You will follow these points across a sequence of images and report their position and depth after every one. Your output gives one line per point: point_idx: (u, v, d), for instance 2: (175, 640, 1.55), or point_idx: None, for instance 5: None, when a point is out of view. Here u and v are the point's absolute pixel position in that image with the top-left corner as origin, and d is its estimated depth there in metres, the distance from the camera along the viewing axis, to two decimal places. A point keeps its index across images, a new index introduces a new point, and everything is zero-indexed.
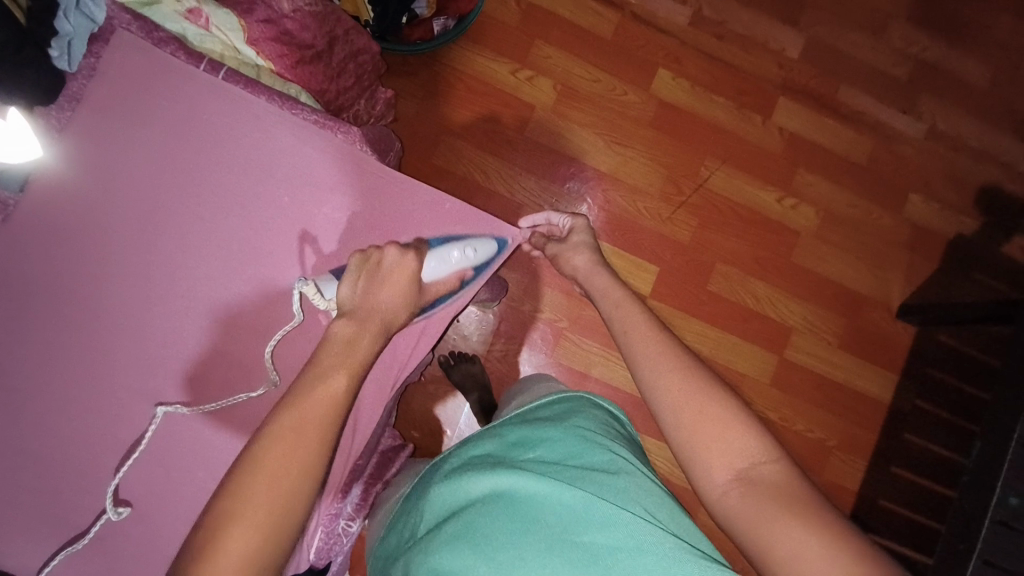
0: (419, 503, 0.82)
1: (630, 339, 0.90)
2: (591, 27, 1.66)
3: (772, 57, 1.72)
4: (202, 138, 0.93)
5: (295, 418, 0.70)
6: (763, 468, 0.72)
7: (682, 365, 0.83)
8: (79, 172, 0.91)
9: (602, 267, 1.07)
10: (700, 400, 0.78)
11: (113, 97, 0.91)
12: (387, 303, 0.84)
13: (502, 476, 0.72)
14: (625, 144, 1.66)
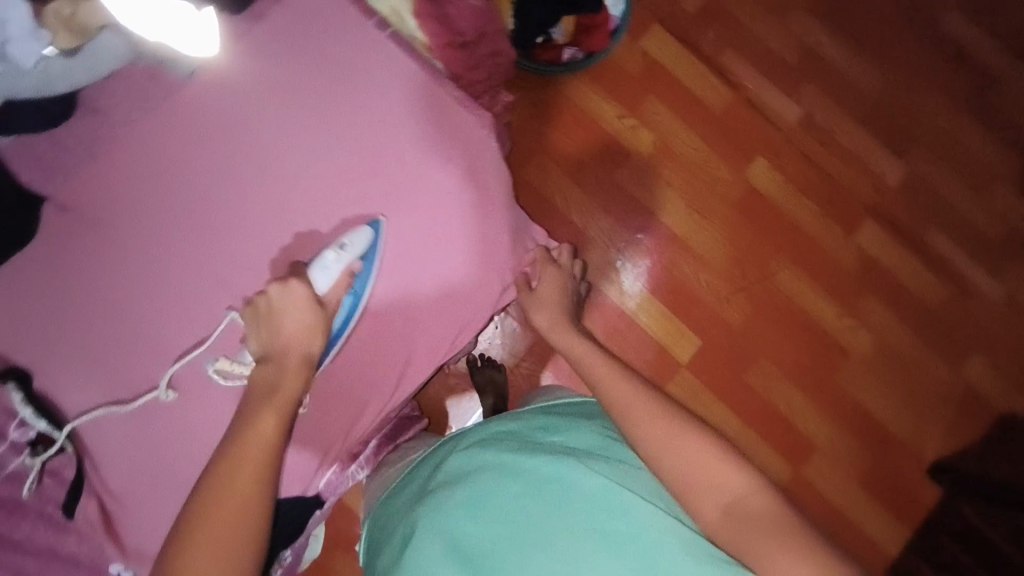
0: (435, 463, 0.95)
1: (609, 392, 0.89)
2: (705, 99, 1.71)
3: (870, 179, 1.73)
4: (352, 80, 0.99)
5: (235, 465, 0.79)
6: (748, 498, 0.74)
7: (663, 411, 0.83)
8: (240, 78, 0.98)
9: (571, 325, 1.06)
10: (689, 443, 0.79)
11: (291, 25, 1.00)
12: (299, 340, 0.89)
13: (522, 457, 0.86)
14: (704, 215, 1.68)
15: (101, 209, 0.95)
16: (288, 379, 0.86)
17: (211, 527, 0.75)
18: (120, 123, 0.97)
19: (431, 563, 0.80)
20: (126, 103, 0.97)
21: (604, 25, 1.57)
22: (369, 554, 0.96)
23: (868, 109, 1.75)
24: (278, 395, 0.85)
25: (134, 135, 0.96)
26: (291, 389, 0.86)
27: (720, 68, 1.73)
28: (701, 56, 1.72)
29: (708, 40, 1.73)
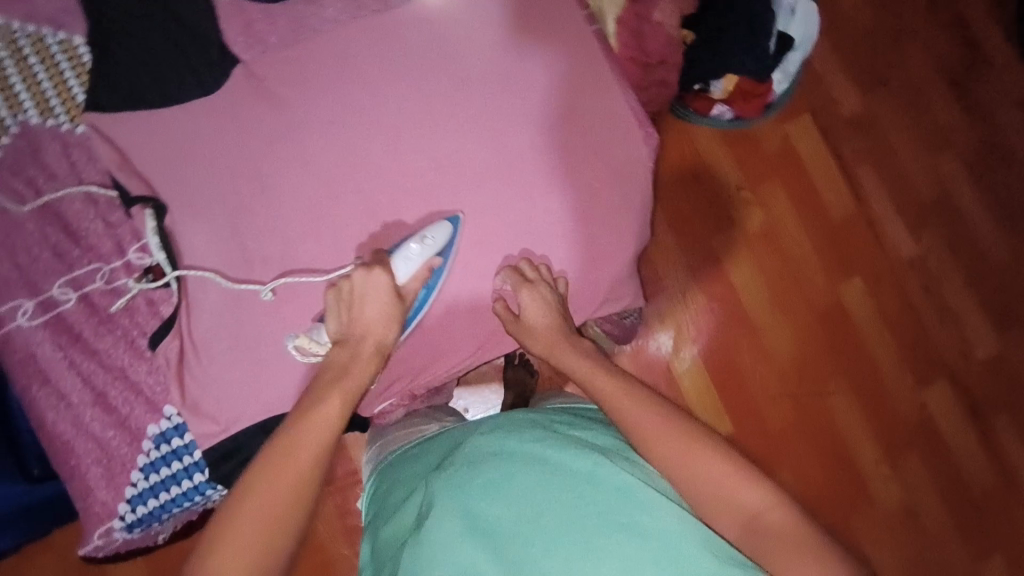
0: (450, 438, 0.82)
1: (593, 386, 0.77)
2: (828, 203, 1.65)
3: (959, 342, 1.66)
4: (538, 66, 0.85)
5: (302, 444, 0.64)
6: (767, 514, 0.66)
7: (652, 407, 0.74)
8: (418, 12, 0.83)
9: (563, 330, 0.81)
10: (687, 454, 0.69)
11: None
12: (375, 326, 0.72)
13: (544, 443, 0.73)
14: (782, 311, 1.62)
15: None
16: (356, 383, 0.69)
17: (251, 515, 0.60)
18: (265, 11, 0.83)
19: (452, 538, 0.66)
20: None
21: (765, 96, 1.52)
22: (366, 529, 0.82)
23: (985, 275, 1.67)
24: (347, 393, 0.69)
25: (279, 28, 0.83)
26: (358, 382, 0.69)
27: (853, 179, 1.66)
28: (839, 160, 1.65)
29: (852, 148, 1.66)
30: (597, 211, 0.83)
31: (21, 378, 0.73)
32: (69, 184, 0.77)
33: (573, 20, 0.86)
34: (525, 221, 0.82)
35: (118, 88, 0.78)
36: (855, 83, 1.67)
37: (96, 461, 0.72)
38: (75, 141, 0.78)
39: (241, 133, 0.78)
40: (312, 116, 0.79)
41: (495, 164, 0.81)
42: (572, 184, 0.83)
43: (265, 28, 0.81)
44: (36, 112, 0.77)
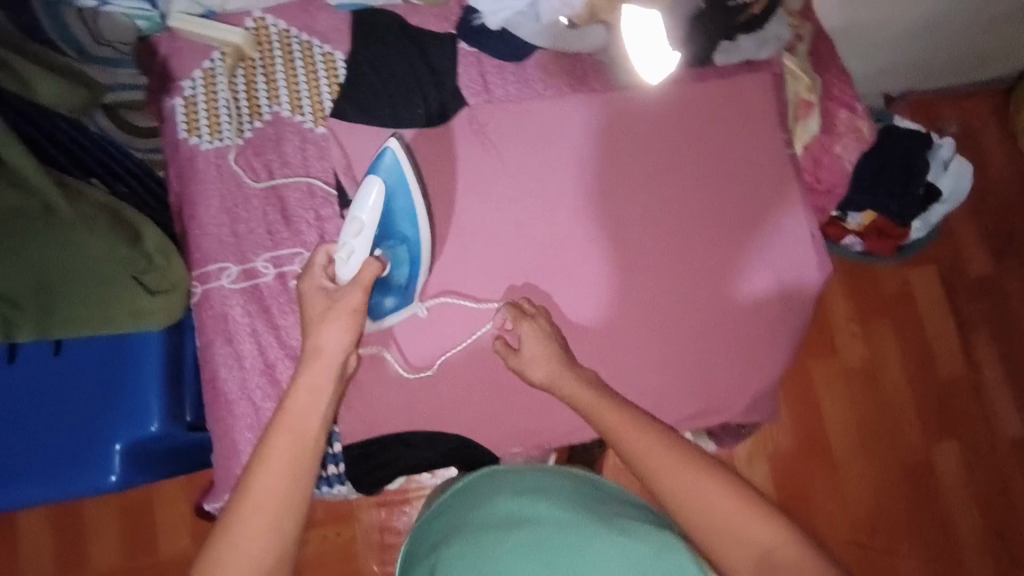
0: (466, 488, 0.70)
1: (607, 425, 0.68)
2: (938, 356, 1.54)
3: None
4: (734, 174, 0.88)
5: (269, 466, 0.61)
6: (781, 549, 0.57)
7: (664, 437, 0.65)
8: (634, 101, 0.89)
9: (565, 361, 0.74)
10: (692, 481, 0.61)
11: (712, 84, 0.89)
12: (332, 336, 0.66)
13: (573, 521, 0.60)
14: (867, 455, 1.49)
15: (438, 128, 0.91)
16: (319, 383, 0.65)
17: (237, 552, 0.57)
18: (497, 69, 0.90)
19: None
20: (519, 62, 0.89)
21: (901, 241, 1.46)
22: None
23: None
24: (310, 411, 0.64)
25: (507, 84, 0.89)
26: (324, 372, 0.65)
27: (968, 339, 1.57)
28: (958, 317, 1.56)
29: (974, 308, 1.57)
30: (750, 327, 0.85)
31: (208, 333, 0.81)
32: (296, 175, 0.86)
33: (774, 142, 0.89)
34: (679, 318, 0.85)
35: (360, 105, 0.87)
36: (992, 250, 1.59)
37: (248, 427, 0.79)
38: (313, 141, 0.87)
39: (452, 172, 0.86)
40: (514, 170, 0.88)
41: (664, 256, 0.86)
42: (731, 296, 0.85)
43: (495, 84, 0.89)
44: (288, 108, 0.87)
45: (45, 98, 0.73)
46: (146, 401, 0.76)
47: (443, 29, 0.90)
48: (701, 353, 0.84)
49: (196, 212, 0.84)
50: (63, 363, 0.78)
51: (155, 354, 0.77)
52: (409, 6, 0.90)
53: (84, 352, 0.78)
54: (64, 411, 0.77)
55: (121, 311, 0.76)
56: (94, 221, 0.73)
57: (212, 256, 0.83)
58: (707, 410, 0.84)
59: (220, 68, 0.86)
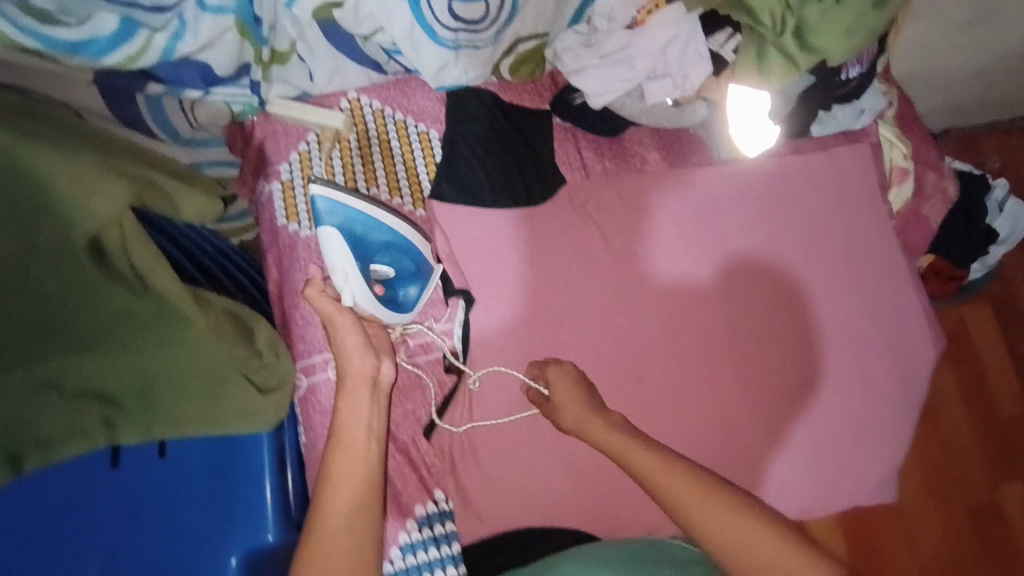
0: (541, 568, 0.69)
1: (635, 462, 0.70)
2: (996, 396, 1.43)
3: None
4: (837, 242, 0.87)
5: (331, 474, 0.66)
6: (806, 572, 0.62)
7: (689, 471, 0.68)
8: (737, 172, 0.87)
9: (591, 404, 0.75)
10: (715, 508, 0.65)
11: (807, 153, 0.89)
12: (352, 357, 0.71)
13: None
14: (941, 512, 1.36)
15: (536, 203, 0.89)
16: (354, 385, 0.70)
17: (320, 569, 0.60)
18: (596, 143, 0.89)
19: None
20: (617, 139, 0.89)
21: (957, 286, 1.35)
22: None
23: None
24: (349, 420, 0.69)
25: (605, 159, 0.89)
26: (359, 370, 0.71)
27: None
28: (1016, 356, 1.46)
29: None
30: (869, 403, 0.83)
31: (315, 427, 0.79)
32: None
33: (876, 213, 0.88)
34: (794, 396, 0.83)
35: (460, 185, 0.86)
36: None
37: None
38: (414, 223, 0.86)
39: (555, 251, 0.85)
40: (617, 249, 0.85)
41: (774, 329, 0.84)
42: (846, 373, 0.84)
43: (593, 161, 0.89)
44: (386, 189, 0.86)
45: (188, 212, 0.72)
46: (259, 504, 0.74)
47: (537, 105, 0.90)
48: (817, 430, 0.82)
49: (298, 300, 0.82)
50: (169, 465, 0.76)
51: (266, 454, 0.76)
52: (504, 84, 0.89)
53: (189, 453, 0.76)
54: (173, 516, 0.75)
55: (230, 412, 0.74)
56: (220, 328, 0.72)
57: (315, 346, 0.81)
58: (830, 492, 0.82)
59: (317, 151, 0.86)
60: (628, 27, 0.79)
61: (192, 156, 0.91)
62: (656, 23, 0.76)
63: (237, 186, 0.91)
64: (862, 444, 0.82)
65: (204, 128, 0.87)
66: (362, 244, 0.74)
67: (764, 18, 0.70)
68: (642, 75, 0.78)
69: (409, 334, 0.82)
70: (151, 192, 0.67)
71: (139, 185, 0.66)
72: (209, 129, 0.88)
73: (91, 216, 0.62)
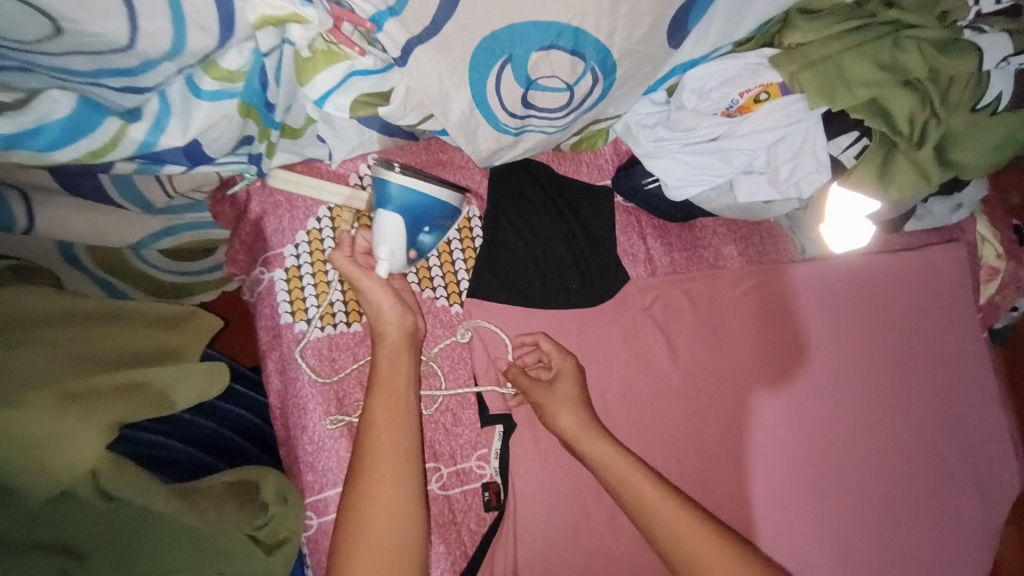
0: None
1: (626, 482, 0.61)
2: None
3: None
4: (926, 351, 0.77)
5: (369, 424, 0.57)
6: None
7: (678, 502, 0.60)
8: (821, 270, 0.77)
9: (588, 409, 0.65)
10: (698, 539, 0.58)
11: (897, 249, 0.79)
12: (388, 320, 0.62)
13: None
14: None
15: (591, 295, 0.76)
16: (393, 350, 0.61)
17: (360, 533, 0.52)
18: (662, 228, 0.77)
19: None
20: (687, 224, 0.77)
21: None
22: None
23: None
24: (391, 372, 0.60)
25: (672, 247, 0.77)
26: (393, 329, 0.61)
27: None
28: None
29: None
30: (959, 544, 0.74)
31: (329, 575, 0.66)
32: (423, 363, 0.70)
33: (967, 323, 0.79)
34: (880, 537, 0.72)
35: (507, 280, 0.72)
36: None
37: None
38: (451, 325, 0.72)
39: (616, 364, 0.72)
40: (687, 363, 0.74)
41: (858, 453, 0.74)
42: (933, 505, 0.74)
43: (660, 253, 0.76)
44: (416, 281, 0.71)
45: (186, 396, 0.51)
46: None
47: (599, 181, 0.77)
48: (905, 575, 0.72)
49: (307, 421, 0.67)
50: None
51: None
52: (558, 154, 0.76)
53: None
54: None
55: None
56: (223, 509, 0.57)
57: (329, 478, 0.66)
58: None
59: (331, 231, 0.71)
60: (724, 113, 0.64)
61: (167, 221, 0.75)
62: (764, 114, 0.62)
63: (226, 266, 0.75)
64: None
65: (182, 195, 0.71)
66: (419, 224, 0.63)
67: (902, 127, 0.59)
68: (734, 172, 0.66)
69: (440, 463, 0.70)
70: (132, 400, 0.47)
71: (116, 400, 0.46)
72: (189, 196, 0.71)
73: (67, 465, 0.42)
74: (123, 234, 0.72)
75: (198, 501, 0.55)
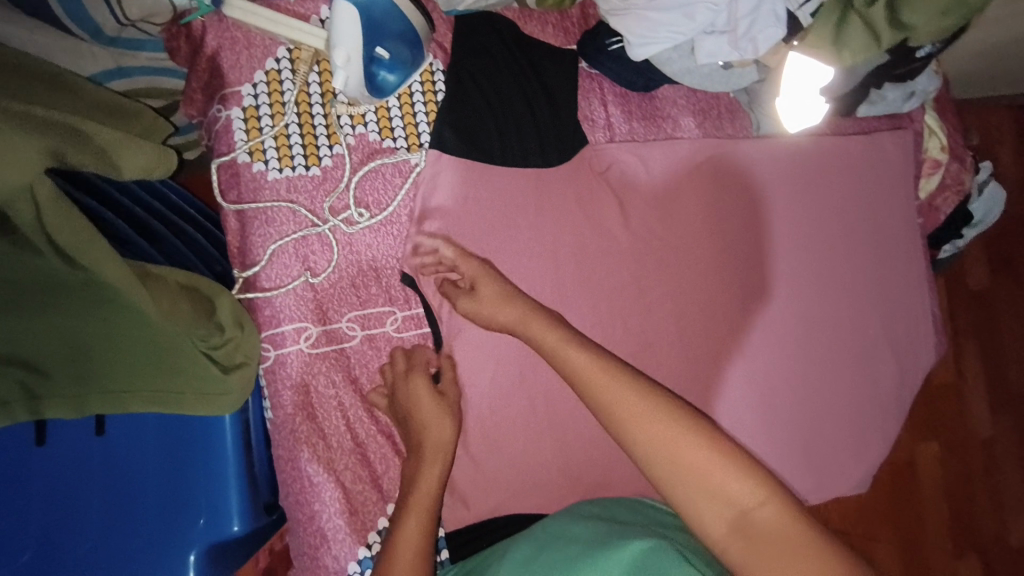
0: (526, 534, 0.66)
1: (569, 365, 0.60)
2: None
3: (997, 528, 1.73)
4: (866, 232, 0.81)
5: (409, 506, 0.62)
6: (758, 511, 0.51)
7: (578, 342, 0.61)
8: (773, 146, 0.79)
9: (514, 293, 0.66)
10: (595, 367, 0.59)
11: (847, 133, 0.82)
12: (429, 417, 0.66)
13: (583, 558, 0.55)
14: None
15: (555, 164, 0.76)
16: (434, 448, 0.65)
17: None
18: (623, 96, 0.78)
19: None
20: (647, 94, 0.78)
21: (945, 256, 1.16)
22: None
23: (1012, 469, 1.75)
24: (424, 478, 0.63)
25: (631, 116, 0.78)
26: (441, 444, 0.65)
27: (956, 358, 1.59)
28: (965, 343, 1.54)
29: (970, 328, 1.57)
30: (875, 407, 0.80)
31: (284, 404, 0.69)
32: (383, 212, 0.71)
33: (907, 208, 0.82)
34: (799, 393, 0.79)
35: (466, 133, 0.72)
36: (984, 262, 1.76)
37: (338, 511, 0.69)
38: (409, 175, 0.72)
39: (569, 225, 0.75)
40: (634, 230, 0.77)
41: (788, 322, 0.79)
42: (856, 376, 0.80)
43: (620, 121, 0.78)
44: (377, 130, 0.72)
45: (129, 172, 0.48)
46: (221, 494, 0.64)
47: (563, 44, 0.77)
48: (818, 428, 0.79)
49: (264, 258, 0.69)
50: (109, 442, 0.65)
51: (228, 440, 0.65)
52: (524, 13, 0.76)
53: (132, 430, 0.65)
54: (117, 502, 0.64)
55: (186, 393, 0.63)
56: (176, 308, 0.56)
57: (285, 313, 0.69)
58: (819, 494, 0.79)
59: (290, 72, 0.70)
60: None
61: (120, 59, 0.71)
62: None
63: (184, 105, 0.73)
64: (861, 451, 0.79)
65: (134, 26, 0.67)
66: (376, 34, 0.64)
67: None
68: (697, 30, 0.66)
69: (395, 307, 0.71)
70: (80, 148, 0.44)
71: (60, 137, 0.43)
72: (142, 28, 0.68)
73: None
74: (72, 65, 0.68)
75: (154, 289, 0.54)
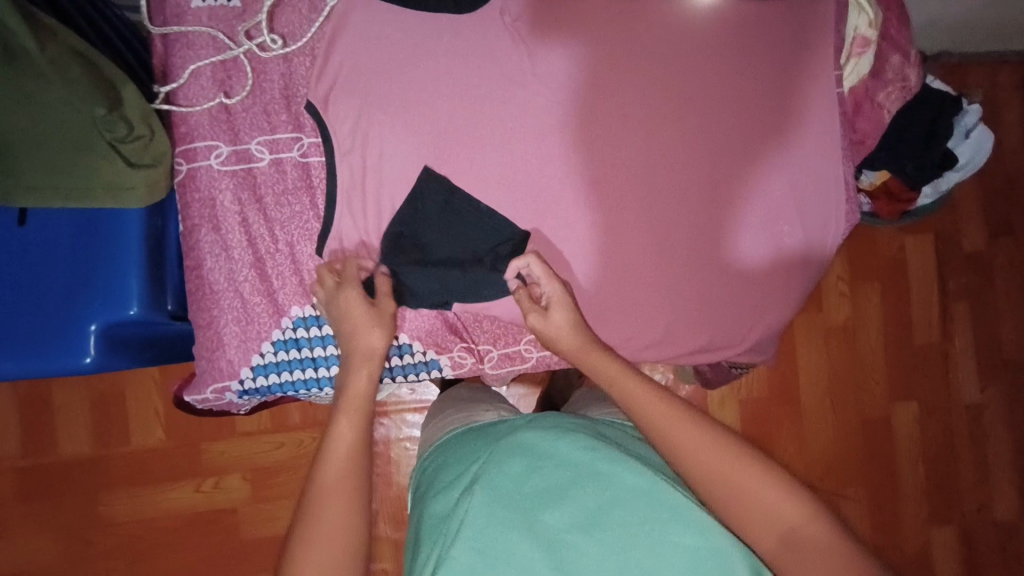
0: (495, 430, 0.69)
1: (626, 393, 0.67)
2: (915, 320, 1.46)
3: (981, 503, 1.48)
4: (774, 101, 0.82)
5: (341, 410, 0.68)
6: (804, 526, 0.56)
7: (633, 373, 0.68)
8: (687, 7, 0.81)
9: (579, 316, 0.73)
10: (653, 402, 0.65)
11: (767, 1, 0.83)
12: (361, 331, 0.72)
13: (562, 480, 0.59)
14: (834, 407, 1.43)
15: (466, 12, 0.78)
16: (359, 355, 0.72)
17: (323, 507, 0.61)
18: None
19: (510, 543, 0.56)
20: None
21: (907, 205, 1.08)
22: (411, 508, 0.72)
23: None
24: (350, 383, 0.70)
25: None
26: (361, 395, 0.69)
27: (946, 305, 1.46)
28: (941, 290, 1.46)
29: (958, 275, 1.47)
30: (768, 268, 0.83)
31: (193, 217, 0.74)
32: (297, 43, 0.76)
33: (823, 81, 0.83)
34: (695, 249, 0.81)
35: None
36: (984, 225, 1.46)
37: (235, 321, 0.75)
38: (323, 10, 0.77)
39: (477, 68, 0.78)
40: (545, 78, 0.79)
41: (689, 180, 0.81)
42: (753, 237, 0.82)
43: None
44: None
45: None
46: (125, 278, 0.71)
47: None
48: (711, 285, 0.82)
49: (183, 73, 0.74)
50: (31, 234, 0.71)
51: (137, 235, 0.72)
52: None
53: (53, 222, 0.71)
54: (33, 283, 0.70)
55: (96, 185, 0.69)
56: (69, 71, 0.64)
57: (199, 132, 0.74)
58: (714, 344, 0.84)
59: None
60: None
61: None
62: None
63: None
64: (749, 304, 0.83)
65: None
66: None
67: None
68: None
69: (303, 134, 0.76)
70: None
71: None
72: None
73: None
74: None
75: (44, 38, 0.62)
